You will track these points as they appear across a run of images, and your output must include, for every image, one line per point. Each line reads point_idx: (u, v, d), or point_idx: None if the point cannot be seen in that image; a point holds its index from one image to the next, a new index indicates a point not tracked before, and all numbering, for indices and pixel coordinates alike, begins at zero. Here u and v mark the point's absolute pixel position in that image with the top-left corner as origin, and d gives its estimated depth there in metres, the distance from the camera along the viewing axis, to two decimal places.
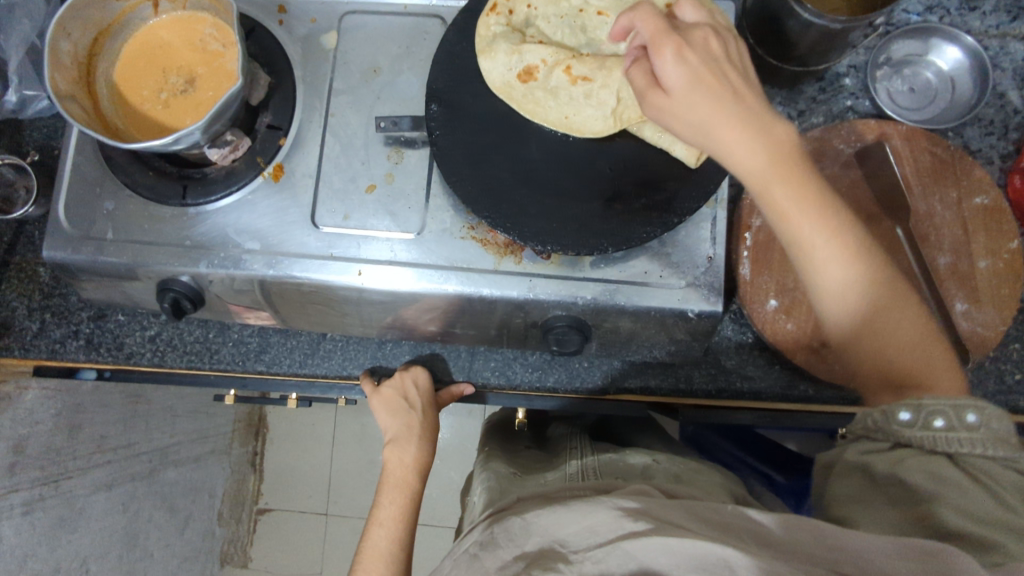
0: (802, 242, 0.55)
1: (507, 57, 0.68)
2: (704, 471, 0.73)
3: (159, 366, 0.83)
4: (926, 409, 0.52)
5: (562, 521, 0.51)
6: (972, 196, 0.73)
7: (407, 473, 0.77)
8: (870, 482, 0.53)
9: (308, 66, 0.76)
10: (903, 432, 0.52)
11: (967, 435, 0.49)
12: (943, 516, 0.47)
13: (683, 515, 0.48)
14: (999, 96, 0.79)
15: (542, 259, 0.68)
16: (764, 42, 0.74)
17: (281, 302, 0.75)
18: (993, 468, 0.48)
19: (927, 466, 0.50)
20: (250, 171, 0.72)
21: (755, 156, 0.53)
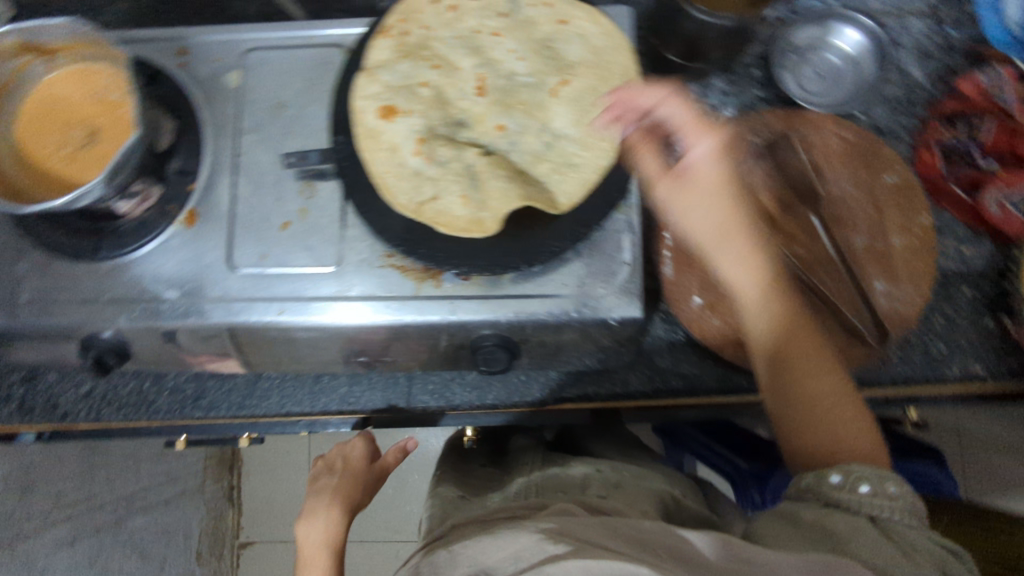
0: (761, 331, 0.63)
1: (383, 88, 0.67)
2: (648, 479, 0.73)
3: (96, 422, 0.81)
4: (855, 473, 0.51)
5: (489, 550, 0.50)
6: (882, 175, 0.75)
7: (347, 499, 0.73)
8: (790, 524, 0.50)
9: (214, 107, 0.75)
10: (835, 495, 0.50)
11: (885, 502, 0.49)
12: (866, 558, 0.45)
13: (601, 533, 0.48)
14: (902, 74, 0.80)
15: (463, 282, 0.68)
16: (666, 42, 0.75)
17: (248, 345, 0.73)
18: (903, 537, 0.47)
19: (854, 523, 0.47)
20: (162, 220, 0.72)
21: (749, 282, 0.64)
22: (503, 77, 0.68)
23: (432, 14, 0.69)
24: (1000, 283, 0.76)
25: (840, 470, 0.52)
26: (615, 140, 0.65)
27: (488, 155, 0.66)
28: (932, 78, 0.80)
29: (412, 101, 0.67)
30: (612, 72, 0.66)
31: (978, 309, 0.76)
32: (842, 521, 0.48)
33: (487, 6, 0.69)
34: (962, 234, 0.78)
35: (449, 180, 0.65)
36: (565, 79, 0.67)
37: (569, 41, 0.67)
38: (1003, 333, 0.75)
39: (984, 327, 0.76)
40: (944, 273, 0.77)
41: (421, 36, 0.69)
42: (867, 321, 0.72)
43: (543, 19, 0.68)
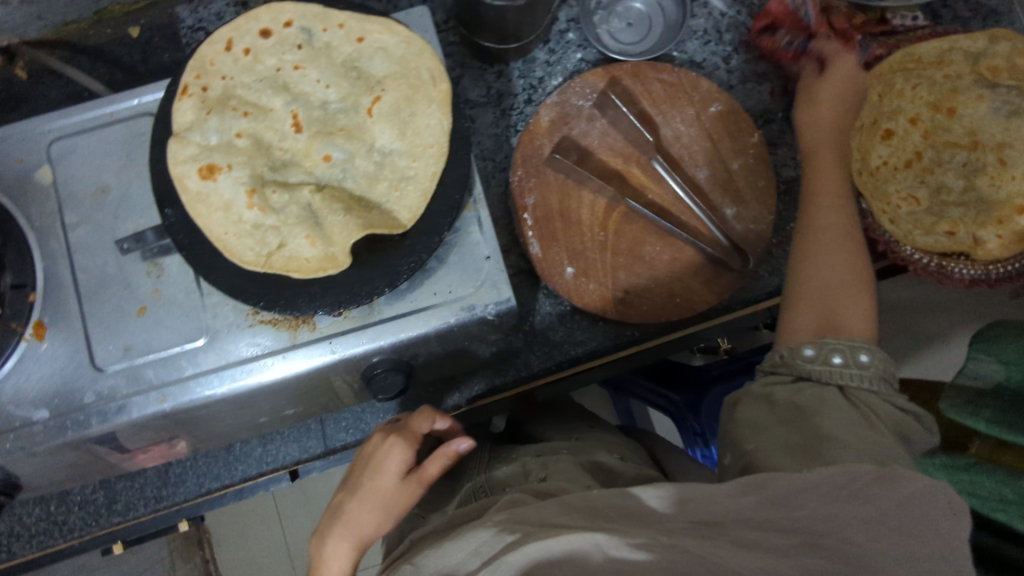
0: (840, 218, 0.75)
1: (199, 148, 0.65)
2: (589, 448, 0.74)
3: (9, 560, 0.77)
4: (826, 346, 0.62)
5: (445, 555, 0.49)
6: (707, 107, 0.78)
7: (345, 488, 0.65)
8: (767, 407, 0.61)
9: (32, 209, 0.71)
10: (808, 369, 0.62)
11: (861, 373, 0.60)
12: (829, 431, 0.55)
13: (557, 512, 0.49)
14: (703, 6, 0.84)
15: (336, 318, 0.68)
16: (473, 30, 0.76)
17: (196, 424, 0.72)
18: (865, 398, 0.59)
19: (819, 393, 0.59)
20: (9, 339, 0.68)
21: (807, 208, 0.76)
22: (317, 108, 0.68)
23: (229, 60, 0.67)
24: None
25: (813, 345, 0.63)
26: (442, 142, 0.65)
27: (322, 190, 0.66)
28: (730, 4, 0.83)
29: (234, 155, 0.66)
30: (421, 77, 0.66)
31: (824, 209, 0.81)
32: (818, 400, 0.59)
33: (282, 41, 0.68)
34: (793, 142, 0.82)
35: (291, 223, 0.64)
36: (377, 97, 0.67)
37: (372, 56, 0.67)
38: None
39: None
40: (787, 181, 0.82)
41: (223, 87, 0.67)
42: (727, 248, 0.76)
43: (342, 41, 0.68)
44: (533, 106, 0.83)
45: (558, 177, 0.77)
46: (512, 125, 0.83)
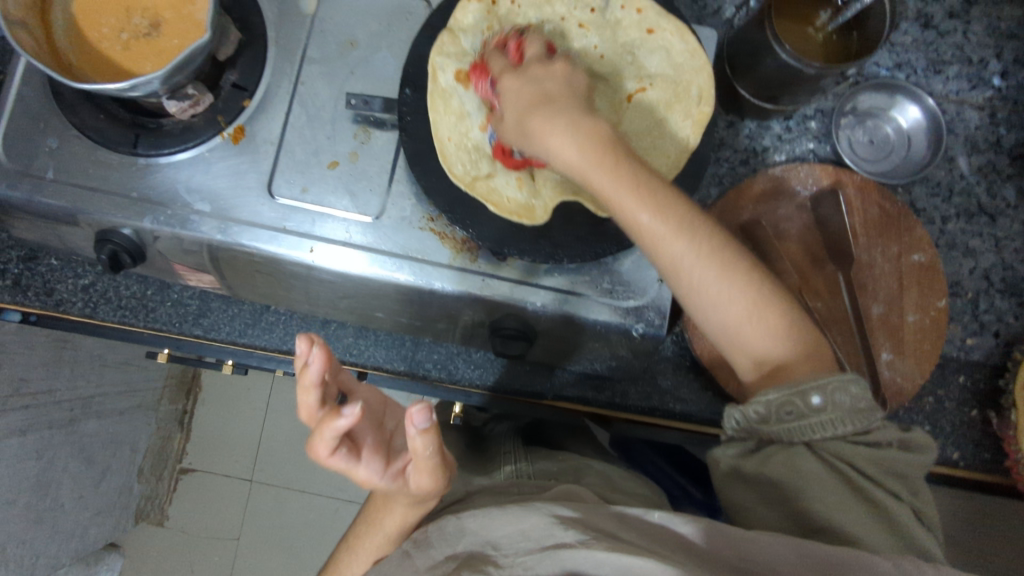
0: (714, 286, 0.58)
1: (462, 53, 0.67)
2: (621, 479, 0.76)
3: (89, 317, 0.80)
4: (806, 415, 0.53)
5: (497, 524, 0.51)
6: (911, 253, 0.77)
7: (613, 173, 0.57)
8: (743, 483, 0.55)
9: (283, 28, 0.72)
10: (761, 430, 0.55)
11: (835, 425, 0.52)
12: (816, 512, 0.51)
13: (616, 524, 0.49)
14: (949, 160, 0.83)
15: (497, 261, 0.69)
16: (741, 74, 0.76)
17: (225, 268, 0.74)
18: (849, 449, 0.52)
19: (789, 459, 0.53)
20: (209, 130, 0.70)
21: (624, 201, 0.57)
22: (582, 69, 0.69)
23: None
24: (995, 377, 0.80)
25: (764, 404, 0.55)
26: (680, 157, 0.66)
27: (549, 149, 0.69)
28: (975, 170, 0.83)
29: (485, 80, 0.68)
30: (692, 93, 0.68)
31: (965, 399, 0.79)
32: (796, 430, 0.53)
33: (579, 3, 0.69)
34: (969, 325, 0.80)
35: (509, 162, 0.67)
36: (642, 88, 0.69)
37: (654, 51, 0.69)
38: (983, 425, 0.79)
39: (966, 416, 0.79)
40: (945, 358, 0.80)
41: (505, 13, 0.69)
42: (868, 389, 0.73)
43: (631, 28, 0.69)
44: (747, 168, 0.82)
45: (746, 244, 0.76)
46: (719, 174, 0.82)
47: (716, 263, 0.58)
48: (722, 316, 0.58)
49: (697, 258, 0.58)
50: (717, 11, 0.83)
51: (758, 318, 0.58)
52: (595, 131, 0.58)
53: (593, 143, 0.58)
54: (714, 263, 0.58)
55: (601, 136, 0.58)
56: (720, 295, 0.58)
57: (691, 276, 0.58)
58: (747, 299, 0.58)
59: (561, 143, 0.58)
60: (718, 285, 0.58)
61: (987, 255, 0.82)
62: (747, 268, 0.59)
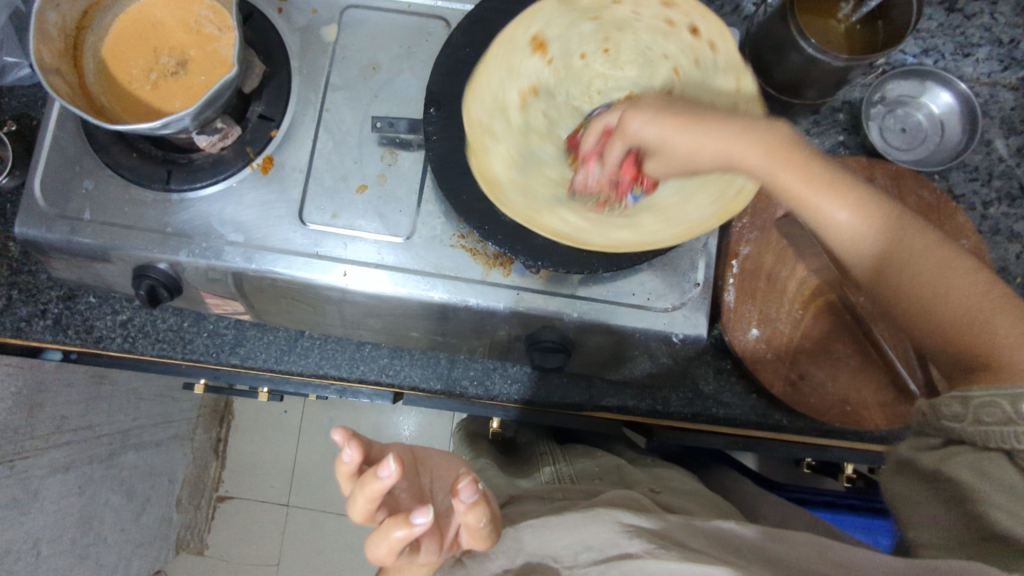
0: (839, 215, 0.57)
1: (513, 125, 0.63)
2: (678, 479, 0.71)
3: (128, 352, 0.81)
4: (975, 401, 0.50)
5: (555, 536, 0.49)
6: (953, 241, 0.75)
7: (711, 130, 0.54)
8: (923, 483, 0.53)
9: (306, 57, 0.73)
10: (952, 428, 0.51)
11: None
12: (993, 517, 0.47)
13: (683, 529, 0.46)
14: (986, 144, 0.81)
15: (530, 274, 0.68)
16: (765, 70, 0.75)
17: (253, 293, 0.73)
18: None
19: (981, 461, 0.49)
20: (238, 161, 0.70)
21: (750, 150, 0.54)
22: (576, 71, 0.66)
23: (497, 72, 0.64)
24: None
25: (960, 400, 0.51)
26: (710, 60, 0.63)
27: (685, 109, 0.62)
28: (1014, 152, 0.81)
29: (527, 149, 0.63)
30: None
31: None
32: (996, 436, 0.48)
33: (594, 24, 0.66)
34: None
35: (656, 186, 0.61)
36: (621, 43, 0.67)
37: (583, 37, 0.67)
38: None
39: None
40: None
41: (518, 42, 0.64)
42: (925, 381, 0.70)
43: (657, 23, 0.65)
44: None
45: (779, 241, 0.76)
46: None
47: (836, 196, 0.56)
48: (833, 227, 0.58)
49: (789, 165, 0.55)
50: (734, 10, 0.83)
51: (893, 227, 0.57)
52: (660, 108, 0.56)
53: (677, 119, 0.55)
54: (807, 180, 0.56)
55: (681, 108, 0.57)
56: (824, 212, 0.57)
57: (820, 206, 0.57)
58: (875, 213, 0.57)
59: (643, 118, 0.55)
60: (841, 210, 0.57)
61: None
62: (889, 210, 0.57)
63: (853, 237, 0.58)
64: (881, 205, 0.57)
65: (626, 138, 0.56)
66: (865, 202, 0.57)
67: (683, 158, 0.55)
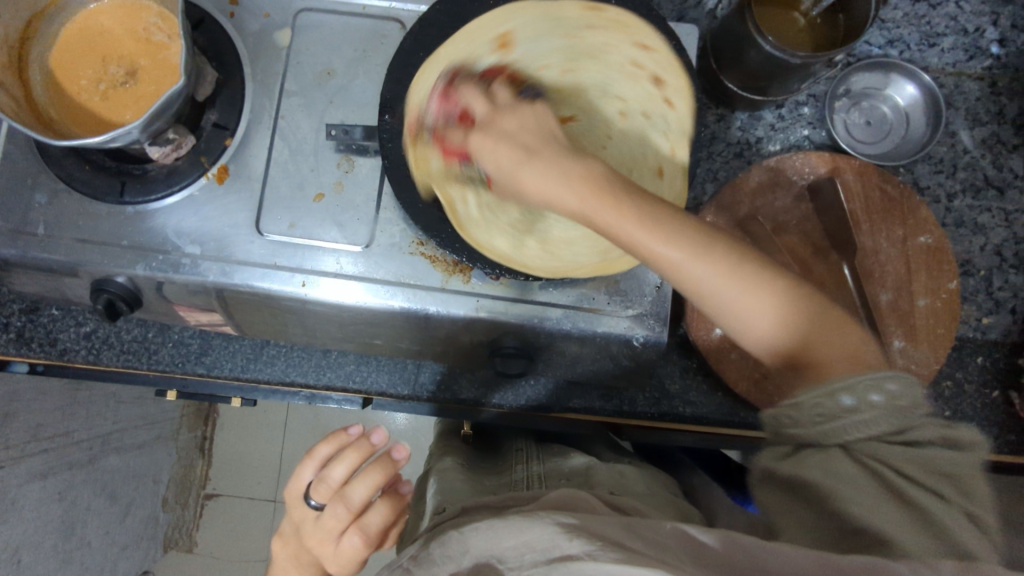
0: (661, 247, 0.49)
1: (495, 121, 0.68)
2: (645, 480, 0.70)
3: (94, 364, 0.81)
4: (836, 393, 0.48)
5: (502, 534, 0.46)
6: (917, 235, 0.75)
7: (552, 162, 0.53)
8: (788, 491, 0.46)
9: (259, 63, 0.72)
10: (796, 434, 0.48)
11: (853, 418, 0.46)
12: (854, 516, 0.42)
13: (622, 533, 0.44)
14: (951, 135, 0.80)
15: (491, 280, 0.68)
16: (727, 67, 0.74)
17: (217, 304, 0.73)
18: (884, 449, 0.45)
19: (828, 461, 0.45)
20: (193, 171, 0.69)
21: (567, 198, 0.52)
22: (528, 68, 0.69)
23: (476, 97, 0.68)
24: (1017, 354, 0.77)
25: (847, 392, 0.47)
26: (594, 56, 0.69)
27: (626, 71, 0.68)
28: (979, 143, 0.80)
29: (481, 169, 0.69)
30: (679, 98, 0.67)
31: (986, 380, 0.77)
32: (829, 431, 0.46)
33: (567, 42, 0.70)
34: (984, 303, 0.78)
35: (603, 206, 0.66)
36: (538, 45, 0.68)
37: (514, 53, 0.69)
38: (1007, 406, 0.76)
39: (989, 398, 0.76)
40: (961, 339, 0.77)
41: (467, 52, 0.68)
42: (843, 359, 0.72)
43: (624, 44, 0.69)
44: (742, 161, 0.80)
45: None
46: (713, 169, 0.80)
47: (712, 264, 0.50)
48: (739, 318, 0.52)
49: (668, 223, 0.50)
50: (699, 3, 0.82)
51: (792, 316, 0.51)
52: (510, 143, 0.56)
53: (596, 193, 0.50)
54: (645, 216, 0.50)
55: (530, 131, 0.57)
56: (708, 290, 0.51)
57: (714, 297, 0.51)
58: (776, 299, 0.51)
59: (481, 142, 0.58)
60: (660, 241, 0.49)
61: (998, 230, 0.79)
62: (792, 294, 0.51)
63: (764, 330, 0.53)
64: (723, 248, 0.50)
65: (478, 149, 0.58)
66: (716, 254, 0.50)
67: (520, 186, 0.55)
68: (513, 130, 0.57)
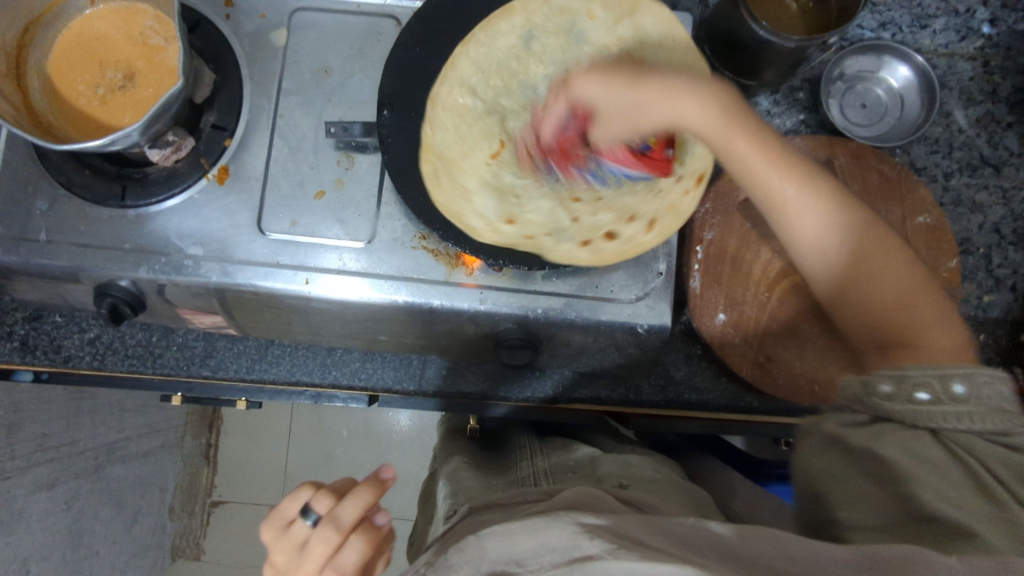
0: (788, 191, 0.62)
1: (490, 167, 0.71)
2: (654, 470, 0.70)
3: (99, 369, 0.81)
4: (910, 380, 0.56)
5: (517, 536, 0.45)
6: (916, 215, 0.75)
7: (672, 75, 0.58)
8: (845, 457, 0.57)
9: (256, 64, 0.72)
10: (883, 407, 0.57)
11: (954, 407, 0.54)
12: (924, 498, 0.51)
13: (644, 529, 0.44)
14: (945, 116, 0.81)
15: (494, 272, 0.68)
16: (722, 55, 0.74)
17: (224, 306, 0.73)
18: (965, 437, 0.53)
19: (909, 442, 0.54)
20: (194, 173, 0.69)
21: (694, 113, 0.57)
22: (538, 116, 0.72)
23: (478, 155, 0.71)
24: (1019, 330, 0.77)
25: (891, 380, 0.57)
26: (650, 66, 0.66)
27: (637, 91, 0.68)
28: (974, 123, 0.81)
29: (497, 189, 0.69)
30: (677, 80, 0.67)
31: (989, 358, 0.77)
32: (923, 416, 0.54)
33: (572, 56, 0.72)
34: (984, 282, 0.78)
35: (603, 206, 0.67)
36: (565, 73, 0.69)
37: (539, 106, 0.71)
38: (1010, 383, 0.76)
39: (992, 374, 0.77)
40: (962, 318, 0.78)
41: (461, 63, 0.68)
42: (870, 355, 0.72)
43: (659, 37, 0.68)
44: None
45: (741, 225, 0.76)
46: (711, 157, 0.80)
47: (789, 174, 0.61)
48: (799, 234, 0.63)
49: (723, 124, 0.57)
50: None
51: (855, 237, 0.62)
52: (621, 78, 0.58)
53: (720, 106, 0.58)
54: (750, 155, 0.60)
55: (628, 71, 0.59)
56: (806, 231, 0.63)
57: (750, 173, 0.62)
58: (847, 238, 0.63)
59: (587, 85, 0.59)
60: (793, 185, 0.61)
61: (995, 208, 0.80)
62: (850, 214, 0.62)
63: (821, 251, 0.63)
64: (783, 159, 0.61)
65: (570, 94, 0.60)
66: (812, 182, 0.62)
67: (628, 114, 0.57)
68: (610, 69, 0.60)
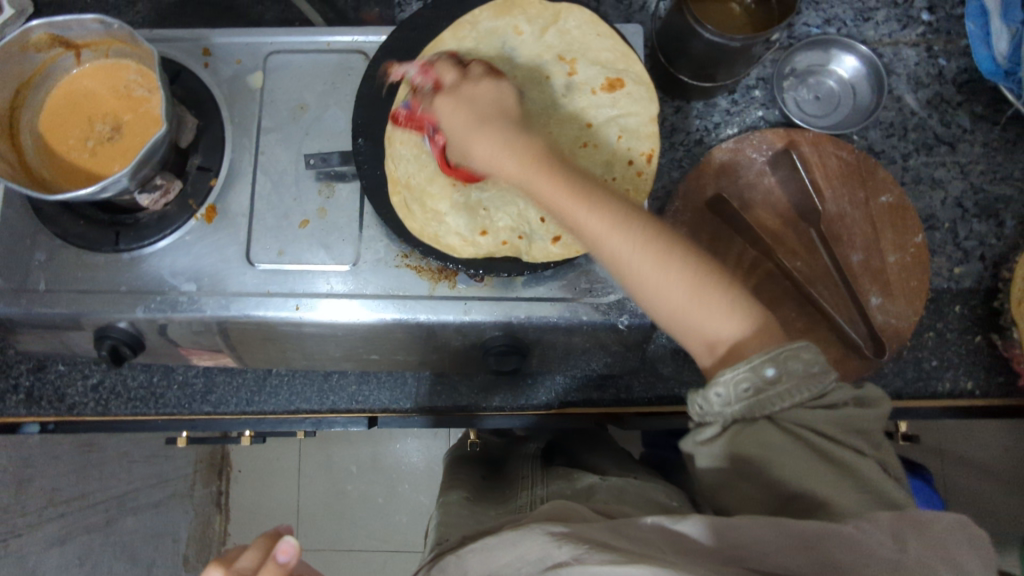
0: (612, 243, 0.55)
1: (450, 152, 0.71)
2: (640, 484, 0.71)
3: (103, 415, 0.83)
4: (778, 387, 0.49)
5: (494, 554, 0.45)
6: (878, 196, 0.78)
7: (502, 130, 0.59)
8: (729, 467, 0.50)
9: (236, 107, 0.76)
10: (726, 410, 0.51)
11: (775, 390, 0.49)
12: (792, 486, 0.47)
13: (611, 533, 0.45)
14: (896, 100, 0.84)
15: (476, 283, 0.70)
16: (675, 60, 0.78)
17: (219, 340, 0.75)
18: (804, 415, 0.49)
19: (757, 435, 0.49)
20: (183, 214, 0.72)
21: (546, 185, 0.56)
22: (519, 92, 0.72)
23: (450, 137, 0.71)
24: (992, 298, 0.80)
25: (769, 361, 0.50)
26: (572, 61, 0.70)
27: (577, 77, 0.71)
28: (925, 104, 0.84)
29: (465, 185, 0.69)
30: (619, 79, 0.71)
31: (967, 327, 0.79)
32: (756, 404, 0.49)
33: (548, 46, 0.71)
34: (954, 255, 0.81)
35: None
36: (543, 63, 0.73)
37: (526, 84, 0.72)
38: (991, 350, 0.78)
39: (972, 344, 0.79)
40: (936, 291, 0.80)
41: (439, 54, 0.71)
42: (862, 334, 0.74)
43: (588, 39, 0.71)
44: (703, 147, 0.84)
45: (712, 219, 0.77)
46: (678, 159, 0.83)
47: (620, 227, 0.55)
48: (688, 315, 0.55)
49: (610, 227, 0.55)
50: (643, 7, 0.87)
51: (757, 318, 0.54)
52: (468, 108, 0.61)
53: (524, 150, 0.58)
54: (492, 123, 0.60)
55: (495, 107, 0.61)
56: (669, 294, 0.54)
57: (637, 269, 0.55)
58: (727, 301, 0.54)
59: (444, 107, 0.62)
60: (618, 236, 0.55)
61: (955, 182, 0.83)
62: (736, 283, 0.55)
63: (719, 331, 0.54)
64: (647, 232, 0.55)
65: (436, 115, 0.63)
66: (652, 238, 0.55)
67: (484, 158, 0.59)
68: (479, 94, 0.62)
